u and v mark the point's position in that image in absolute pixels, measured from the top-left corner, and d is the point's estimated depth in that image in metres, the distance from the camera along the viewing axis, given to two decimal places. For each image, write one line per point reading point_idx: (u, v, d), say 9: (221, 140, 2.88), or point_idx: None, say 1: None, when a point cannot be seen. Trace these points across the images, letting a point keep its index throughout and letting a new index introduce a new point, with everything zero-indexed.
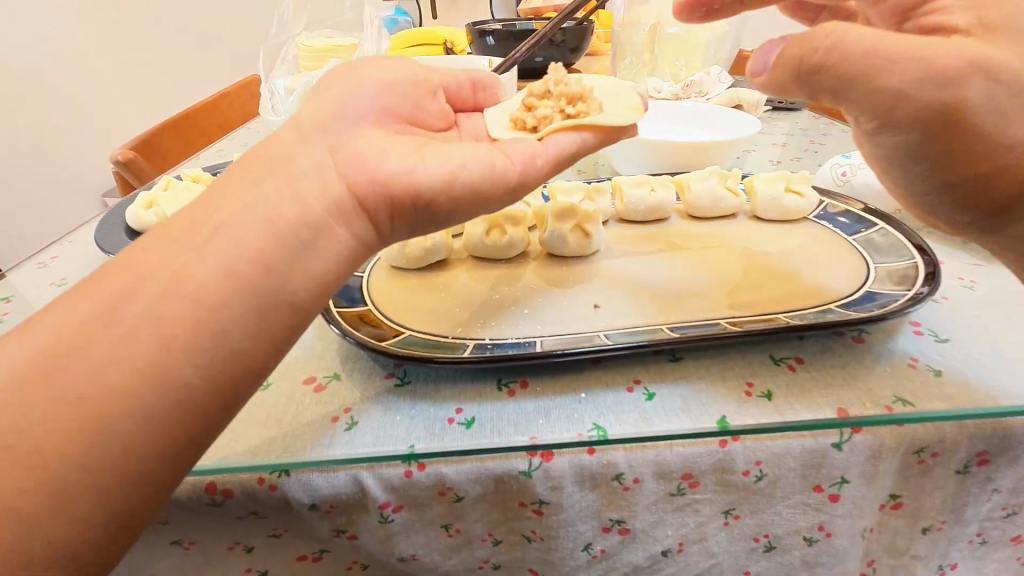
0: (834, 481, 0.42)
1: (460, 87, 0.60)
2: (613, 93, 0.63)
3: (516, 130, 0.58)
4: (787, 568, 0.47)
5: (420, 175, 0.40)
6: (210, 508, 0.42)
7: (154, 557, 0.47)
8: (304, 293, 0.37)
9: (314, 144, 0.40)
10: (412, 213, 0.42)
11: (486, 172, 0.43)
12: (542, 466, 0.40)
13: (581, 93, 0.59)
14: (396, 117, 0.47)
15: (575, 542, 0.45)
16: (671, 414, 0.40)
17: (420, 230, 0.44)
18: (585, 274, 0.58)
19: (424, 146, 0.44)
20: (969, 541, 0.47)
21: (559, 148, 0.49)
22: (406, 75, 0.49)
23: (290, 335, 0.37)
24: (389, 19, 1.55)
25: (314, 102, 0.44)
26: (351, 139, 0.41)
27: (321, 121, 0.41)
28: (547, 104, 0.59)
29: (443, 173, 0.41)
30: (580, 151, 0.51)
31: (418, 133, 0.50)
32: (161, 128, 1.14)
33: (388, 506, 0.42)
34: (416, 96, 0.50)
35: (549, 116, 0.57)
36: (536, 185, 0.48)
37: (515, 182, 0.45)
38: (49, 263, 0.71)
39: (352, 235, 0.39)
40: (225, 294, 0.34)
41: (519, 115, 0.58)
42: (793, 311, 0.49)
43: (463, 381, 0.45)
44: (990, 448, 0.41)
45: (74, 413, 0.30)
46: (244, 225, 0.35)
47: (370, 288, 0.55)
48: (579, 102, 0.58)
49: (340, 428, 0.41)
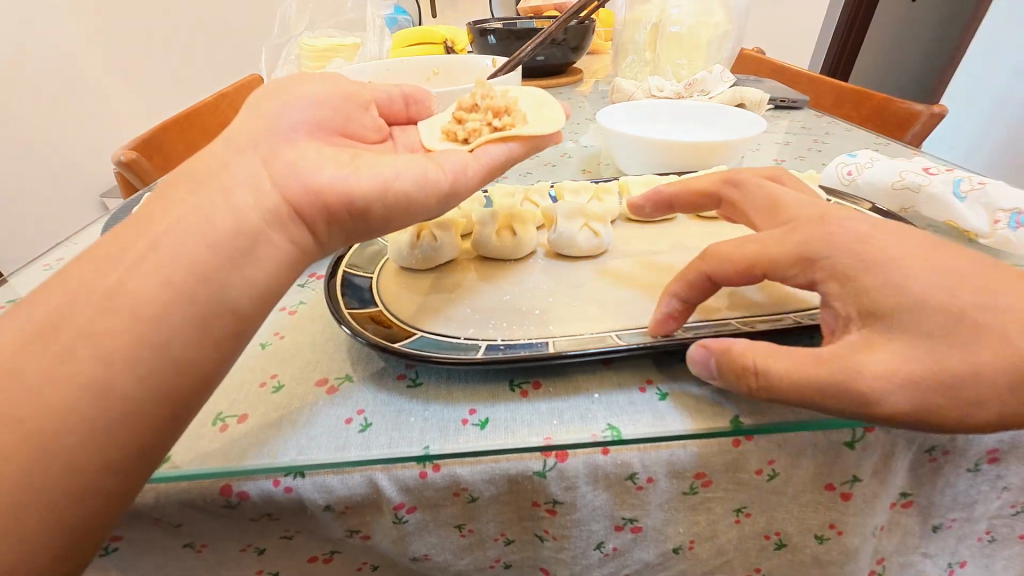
0: (846, 479, 0.42)
1: (393, 99, 0.60)
2: (538, 104, 0.64)
3: (448, 141, 0.58)
4: (798, 565, 0.47)
5: (353, 183, 0.40)
6: (224, 509, 0.42)
7: (166, 559, 0.47)
8: (246, 300, 0.36)
9: (247, 153, 0.39)
10: (348, 221, 0.42)
11: (418, 180, 0.43)
12: (556, 466, 0.41)
13: (506, 107, 0.60)
14: (329, 130, 0.46)
15: (587, 541, 0.45)
16: (685, 414, 0.41)
17: (355, 239, 0.45)
18: (594, 274, 0.58)
19: (359, 154, 0.44)
20: (978, 538, 0.47)
21: (491, 158, 0.51)
22: (334, 91, 0.49)
23: (234, 344, 0.36)
24: (390, 18, 1.54)
25: (244, 113, 0.43)
26: (281, 149, 0.40)
27: (254, 132, 0.40)
28: (477, 116, 0.59)
29: (376, 182, 0.41)
30: (509, 161, 0.53)
31: (352, 145, 0.50)
32: (162, 127, 1.14)
33: (403, 506, 0.43)
34: (345, 110, 0.50)
35: (480, 128, 0.58)
36: (468, 194, 0.49)
37: (447, 190, 0.46)
38: (54, 265, 0.71)
39: (290, 242, 0.39)
40: (185, 301, 0.33)
41: (451, 127, 0.59)
42: (802, 310, 0.49)
43: (476, 382, 0.45)
44: (1001, 446, 0.41)
45: (92, 418, 0.30)
46: (187, 233, 0.35)
47: (379, 288, 0.55)
48: (505, 115, 0.59)
49: (355, 430, 0.41)
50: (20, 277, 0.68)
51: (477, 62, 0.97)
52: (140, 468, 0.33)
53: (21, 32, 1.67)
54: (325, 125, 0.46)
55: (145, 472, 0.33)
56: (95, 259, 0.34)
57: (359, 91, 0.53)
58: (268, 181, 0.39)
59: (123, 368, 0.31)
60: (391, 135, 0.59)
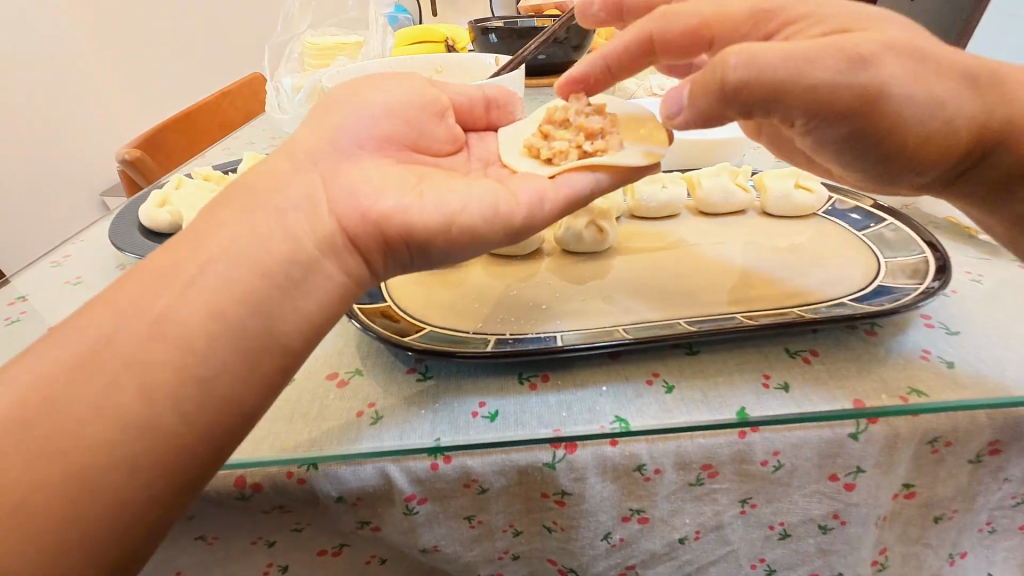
0: (850, 470, 0.43)
1: (472, 103, 0.59)
2: (637, 118, 0.58)
3: (529, 157, 0.56)
4: (802, 556, 0.48)
5: (415, 214, 0.39)
6: (238, 501, 0.43)
7: (179, 552, 0.48)
8: (296, 336, 0.36)
9: (297, 172, 0.40)
10: (404, 249, 0.41)
11: (486, 212, 0.41)
12: (565, 458, 0.41)
13: (601, 129, 0.54)
14: (397, 145, 0.46)
15: (595, 532, 0.46)
16: (692, 406, 0.41)
17: (413, 266, 0.43)
18: (600, 270, 0.59)
19: (424, 180, 0.43)
20: (978, 529, 0.48)
21: (571, 190, 0.47)
22: (409, 108, 0.48)
23: (283, 377, 0.37)
24: (391, 17, 1.54)
25: (311, 126, 0.44)
26: (342, 171, 0.41)
27: (310, 150, 0.41)
28: (566, 134, 0.55)
29: (439, 216, 0.40)
30: (593, 192, 0.48)
31: (422, 161, 0.48)
32: (165, 125, 1.14)
33: (414, 498, 0.43)
34: (418, 128, 0.49)
35: (566, 150, 0.54)
36: (544, 228, 0.45)
37: (519, 224, 0.43)
38: (62, 262, 0.72)
39: (343, 272, 0.39)
40: (212, 308, 0.34)
41: (534, 143, 0.55)
42: (807, 305, 0.50)
43: (485, 376, 0.46)
44: (1002, 438, 0.42)
45: (112, 411, 0.31)
46: (230, 254, 0.35)
47: (388, 283, 0.55)
48: (598, 139, 0.54)
49: (366, 423, 0.42)
50: (28, 275, 0.69)
51: (480, 60, 0.98)
52: (184, 484, 0.33)
53: (21, 30, 1.66)
54: (391, 139, 0.46)
55: (185, 493, 0.33)
56: (135, 267, 0.35)
57: (437, 108, 0.52)
58: (283, 178, 0.39)
59: (144, 361, 0.32)
60: (467, 146, 0.59)
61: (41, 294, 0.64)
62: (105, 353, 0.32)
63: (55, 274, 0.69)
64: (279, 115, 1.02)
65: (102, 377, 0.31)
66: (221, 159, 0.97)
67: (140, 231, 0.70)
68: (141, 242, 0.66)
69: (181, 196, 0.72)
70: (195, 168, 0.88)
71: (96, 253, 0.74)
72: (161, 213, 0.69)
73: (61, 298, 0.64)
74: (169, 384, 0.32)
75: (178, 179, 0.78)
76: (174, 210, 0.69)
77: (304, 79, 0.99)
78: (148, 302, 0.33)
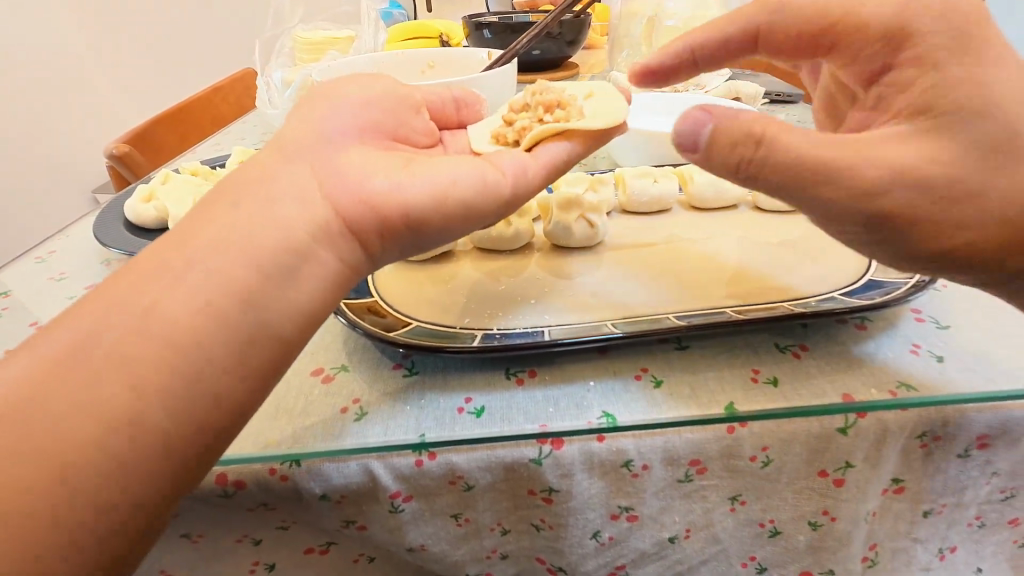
0: (839, 465, 0.42)
1: (444, 103, 0.59)
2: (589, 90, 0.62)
3: (499, 145, 0.55)
4: (792, 553, 0.47)
5: (381, 194, 0.39)
6: (221, 499, 0.42)
7: (162, 551, 0.47)
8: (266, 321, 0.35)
9: (273, 162, 0.39)
10: (402, 233, 0.40)
11: (477, 186, 0.41)
12: (552, 454, 0.41)
13: (558, 102, 0.56)
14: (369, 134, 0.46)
15: (583, 530, 0.46)
16: (680, 402, 0.41)
17: (412, 253, 0.43)
18: (591, 264, 0.58)
19: (410, 159, 0.42)
20: (969, 524, 0.48)
21: (550, 159, 0.48)
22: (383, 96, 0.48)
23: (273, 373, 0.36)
24: (384, 12, 1.53)
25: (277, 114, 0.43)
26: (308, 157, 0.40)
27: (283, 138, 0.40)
28: (527, 115, 0.56)
29: (429, 192, 0.39)
30: (569, 161, 0.49)
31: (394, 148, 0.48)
32: (155, 121, 1.13)
33: (399, 495, 0.43)
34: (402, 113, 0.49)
35: (529, 127, 0.55)
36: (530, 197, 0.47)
37: (508, 196, 0.44)
38: (46, 258, 0.71)
39: (329, 259, 0.38)
40: (184, 301, 0.33)
41: (501, 130, 0.56)
42: (797, 300, 0.49)
43: (471, 371, 0.45)
44: (991, 432, 0.41)
45: (78, 409, 0.30)
46: (198, 243, 0.34)
47: (375, 278, 0.55)
48: (558, 110, 0.55)
49: (350, 419, 0.41)
50: (12, 270, 0.68)
51: (473, 55, 0.98)
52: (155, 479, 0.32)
53: (12, 25, 1.64)
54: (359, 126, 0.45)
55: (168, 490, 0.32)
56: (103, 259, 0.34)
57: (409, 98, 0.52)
58: (257, 168, 0.39)
59: (116, 352, 0.31)
60: (444, 142, 0.58)
61: (24, 290, 0.63)
62: (79, 344, 0.31)
63: (39, 269, 0.68)
64: (270, 110, 1.01)
65: (69, 373, 0.30)
66: (211, 154, 0.96)
67: (125, 227, 0.69)
68: (125, 238, 0.66)
69: (168, 191, 0.72)
70: (184, 163, 0.87)
71: (82, 248, 0.73)
72: (147, 209, 0.69)
73: (44, 294, 0.63)
74: (143, 377, 0.31)
75: (165, 174, 0.77)
76: (159, 205, 0.69)
77: (294, 73, 0.98)
78: (125, 294, 0.32)
